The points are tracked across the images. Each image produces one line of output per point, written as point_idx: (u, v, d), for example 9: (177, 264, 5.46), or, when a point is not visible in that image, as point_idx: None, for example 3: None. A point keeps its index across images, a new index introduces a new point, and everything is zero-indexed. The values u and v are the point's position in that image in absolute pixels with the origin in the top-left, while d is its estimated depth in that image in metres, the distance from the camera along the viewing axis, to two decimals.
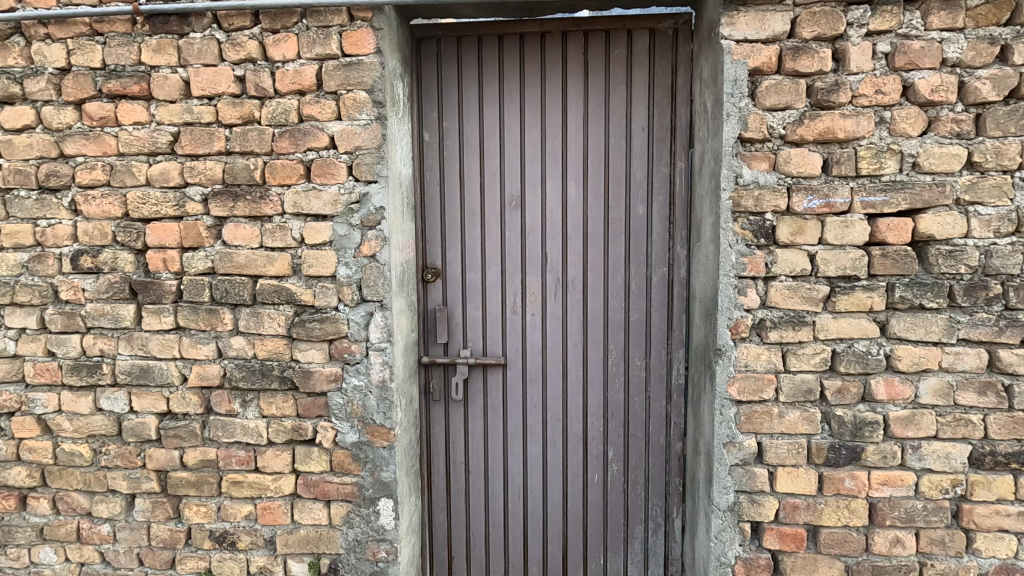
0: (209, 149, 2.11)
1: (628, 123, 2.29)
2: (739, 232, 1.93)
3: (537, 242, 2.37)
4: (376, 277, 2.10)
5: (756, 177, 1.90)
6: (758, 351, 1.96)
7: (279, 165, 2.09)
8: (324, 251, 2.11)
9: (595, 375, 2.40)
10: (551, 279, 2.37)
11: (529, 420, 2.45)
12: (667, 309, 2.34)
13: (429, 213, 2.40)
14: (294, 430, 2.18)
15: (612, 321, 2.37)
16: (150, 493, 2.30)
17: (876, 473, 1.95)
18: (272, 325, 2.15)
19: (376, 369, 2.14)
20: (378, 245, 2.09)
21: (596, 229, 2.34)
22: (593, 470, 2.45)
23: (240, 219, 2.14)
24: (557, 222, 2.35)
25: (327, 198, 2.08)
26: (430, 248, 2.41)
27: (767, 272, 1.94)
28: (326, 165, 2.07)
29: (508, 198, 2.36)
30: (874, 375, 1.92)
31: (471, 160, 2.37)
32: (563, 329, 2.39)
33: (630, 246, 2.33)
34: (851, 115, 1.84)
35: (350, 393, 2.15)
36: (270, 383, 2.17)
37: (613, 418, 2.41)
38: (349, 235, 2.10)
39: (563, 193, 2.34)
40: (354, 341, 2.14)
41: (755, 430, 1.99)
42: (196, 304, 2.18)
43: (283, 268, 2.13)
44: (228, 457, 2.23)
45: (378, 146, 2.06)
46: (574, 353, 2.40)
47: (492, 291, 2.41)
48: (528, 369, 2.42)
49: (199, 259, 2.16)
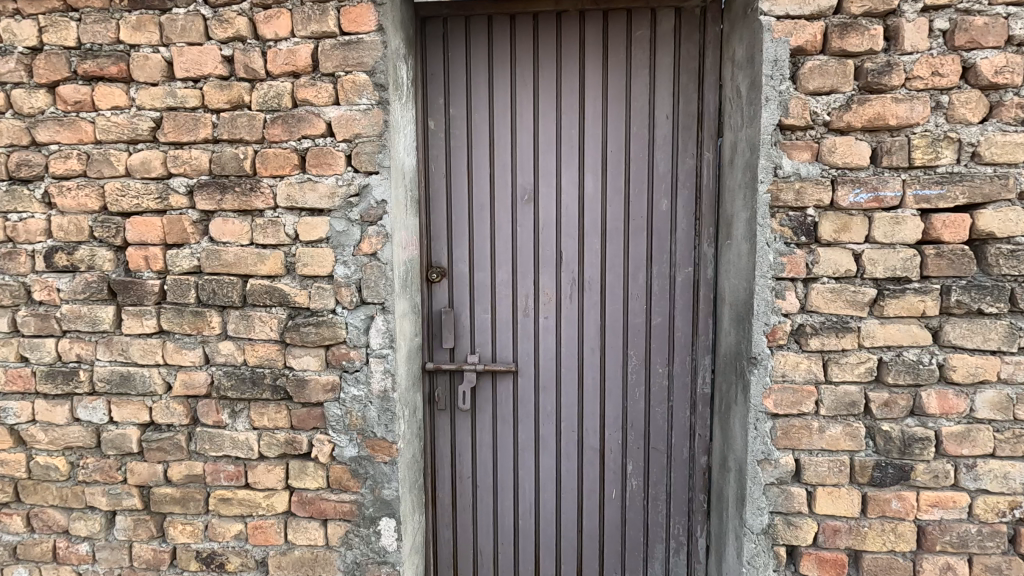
0: (194, 136, 1.93)
1: (651, 110, 2.11)
2: (777, 229, 1.75)
3: (551, 240, 2.19)
4: (377, 278, 1.91)
5: (797, 169, 1.73)
6: (797, 359, 1.78)
7: (271, 154, 1.91)
8: (321, 248, 1.93)
9: (614, 383, 2.22)
10: (566, 279, 2.20)
11: (542, 431, 2.27)
12: (692, 313, 2.16)
13: (434, 208, 2.22)
14: (287, 443, 2.01)
15: (632, 324, 2.19)
16: (131, 511, 2.12)
17: (926, 494, 1.77)
18: (263, 329, 1.98)
19: (377, 377, 1.95)
20: (379, 242, 1.91)
21: (616, 226, 2.16)
22: (611, 486, 2.27)
23: (228, 213, 1.96)
24: (574, 219, 2.17)
25: (323, 191, 1.90)
26: (436, 246, 2.24)
27: (807, 274, 1.76)
28: (323, 154, 1.89)
29: (519, 192, 2.19)
30: (925, 387, 1.75)
31: (480, 150, 2.19)
32: (579, 333, 2.22)
33: (652, 245, 2.15)
34: (905, 99, 1.66)
35: (349, 404, 1.97)
36: (261, 392, 1.99)
37: (633, 429, 2.23)
38: (348, 231, 1.91)
39: (580, 187, 2.16)
40: (352, 348, 1.95)
41: (792, 446, 1.81)
42: (180, 307, 2.00)
43: (276, 267, 1.95)
44: (216, 472, 2.05)
45: (380, 133, 1.87)
46: (592, 359, 2.22)
47: (503, 293, 2.23)
48: (541, 376, 2.25)
49: (184, 257, 1.98)
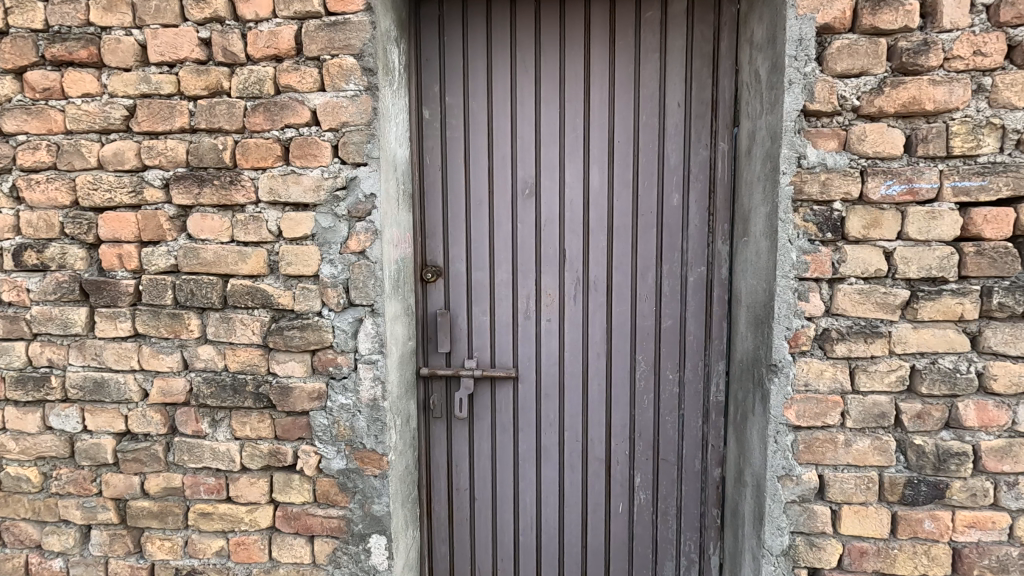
0: (169, 126, 1.79)
1: (661, 97, 1.96)
2: (800, 225, 1.61)
3: (554, 238, 2.05)
4: (366, 278, 1.77)
5: (823, 159, 1.58)
6: (821, 367, 1.64)
7: (252, 145, 1.77)
8: (306, 246, 1.79)
9: (621, 390, 2.08)
10: (570, 279, 2.05)
11: (544, 441, 2.14)
12: (705, 315, 2.01)
13: (429, 203, 2.08)
14: (271, 455, 1.87)
15: (641, 327, 2.05)
16: (106, 525, 1.99)
17: (963, 514, 1.62)
18: (245, 332, 1.84)
19: (366, 385, 1.81)
20: (368, 240, 1.77)
21: (623, 222, 2.01)
22: (618, 500, 2.13)
23: (207, 208, 1.82)
24: (578, 215, 2.03)
25: (308, 184, 1.76)
26: (431, 244, 2.10)
27: (833, 274, 1.61)
28: (307, 144, 1.75)
29: (520, 185, 2.04)
30: (962, 397, 1.60)
31: (478, 141, 2.05)
32: (584, 336, 2.07)
33: (662, 243, 2.01)
34: (943, 81, 1.51)
35: (336, 413, 1.84)
36: (243, 400, 1.86)
37: (642, 440, 2.09)
38: (335, 228, 1.78)
39: (585, 180, 2.02)
40: (340, 353, 1.82)
41: (816, 461, 1.67)
42: (156, 308, 1.87)
43: (258, 266, 1.82)
44: (196, 485, 1.93)
45: (368, 122, 1.73)
46: (597, 365, 2.08)
47: (502, 294, 2.09)
48: (543, 382, 2.11)
49: (160, 255, 1.85)
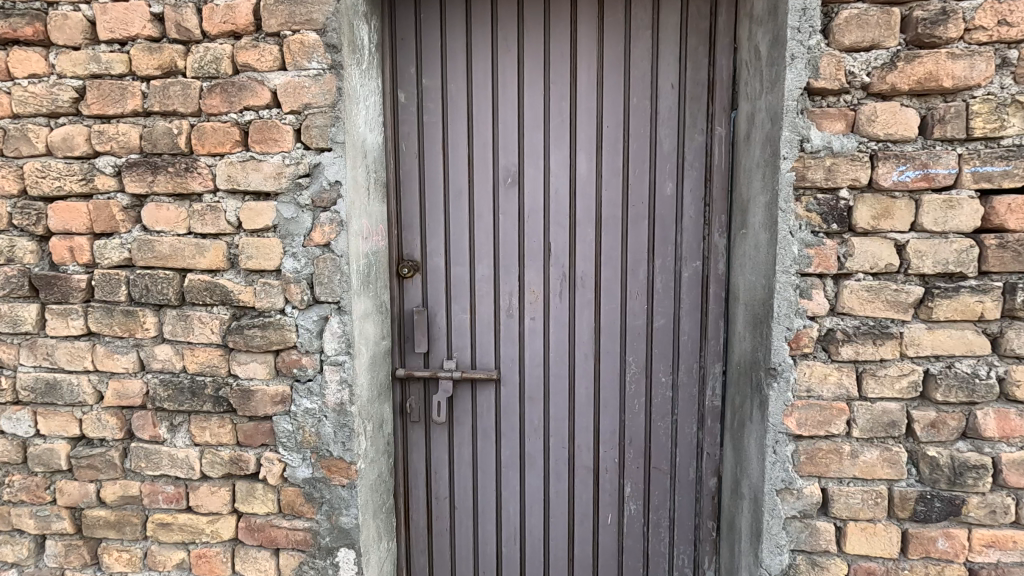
0: (121, 108, 1.66)
1: (653, 78, 1.82)
2: (803, 215, 1.46)
3: (538, 230, 1.91)
4: (331, 272, 1.64)
5: (829, 142, 1.43)
6: (825, 371, 1.50)
7: (209, 129, 1.64)
8: (267, 238, 1.66)
9: (610, 393, 1.94)
10: (555, 274, 1.92)
11: (528, 448, 2.00)
12: (700, 314, 1.87)
13: (405, 193, 1.95)
14: (232, 462, 1.75)
15: (631, 326, 1.91)
16: (61, 535, 1.87)
17: (980, 532, 1.48)
18: (203, 331, 1.72)
19: (332, 388, 1.68)
20: (333, 231, 1.64)
21: (613, 213, 1.87)
22: (607, 510, 1.99)
23: (162, 197, 1.70)
24: (564, 206, 1.89)
25: (269, 171, 1.63)
26: (407, 237, 1.96)
27: (839, 269, 1.47)
28: (268, 128, 1.62)
29: (502, 174, 1.90)
30: (981, 405, 1.45)
31: (457, 126, 1.91)
32: (570, 336, 1.94)
33: (655, 235, 1.86)
34: (964, 55, 1.36)
35: (301, 418, 1.71)
36: (202, 404, 1.74)
37: (632, 447, 1.95)
38: (298, 218, 1.65)
39: (571, 168, 1.88)
40: (304, 353, 1.69)
41: (818, 473, 1.52)
42: (110, 305, 1.75)
43: (216, 260, 1.69)
44: (154, 493, 1.80)
45: (333, 103, 1.60)
46: (584, 366, 1.94)
47: (483, 290, 1.95)
48: (527, 384, 1.97)
49: (113, 248, 1.72)
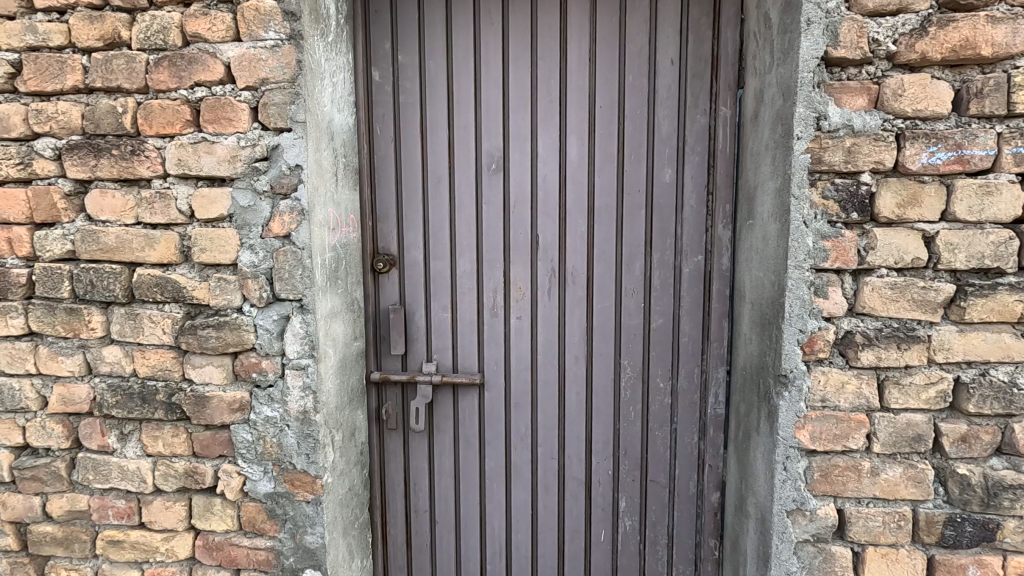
0: (60, 84, 1.50)
1: (651, 53, 1.65)
2: (819, 203, 1.29)
3: (525, 221, 1.74)
4: (292, 267, 1.48)
5: (848, 119, 1.26)
6: (842, 379, 1.33)
7: (157, 107, 1.48)
8: (222, 229, 1.50)
9: (604, 400, 1.78)
10: (544, 270, 1.75)
11: (514, 458, 1.84)
12: (702, 314, 1.70)
13: (380, 181, 1.78)
14: (187, 475, 1.60)
15: (626, 326, 1.74)
16: (4, 553, 1.71)
17: (1016, 560, 1.31)
18: (154, 331, 1.56)
19: (294, 394, 1.53)
20: (293, 221, 1.47)
21: (607, 202, 1.71)
22: (600, 527, 1.83)
23: (107, 184, 1.53)
24: (552, 195, 1.73)
25: (223, 153, 1.47)
26: (383, 229, 1.80)
27: (859, 264, 1.30)
28: (221, 106, 1.46)
29: (485, 159, 1.74)
30: (1018, 417, 1.28)
31: (436, 106, 1.74)
32: (560, 336, 1.77)
33: (652, 227, 1.70)
34: (1005, 19, 1.19)
35: (260, 427, 1.55)
36: (153, 411, 1.58)
37: (628, 459, 1.79)
38: (256, 207, 1.49)
39: (561, 153, 1.71)
40: (264, 356, 1.53)
41: (834, 493, 1.36)
42: (52, 302, 1.59)
43: (167, 253, 1.53)
44: (104, 508, 1.65)
45: (293, 78, 1.44)
46: (574, 371, 1.78)
47: (465, 287, 1.79)
48: (512, 389, 1.81)
49: (55, 239, 1.56)
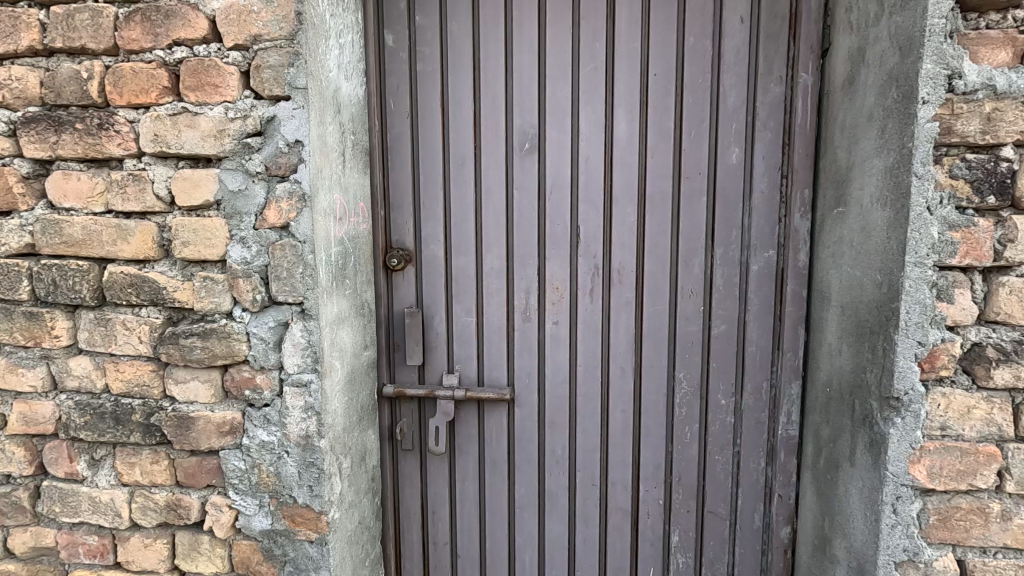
0: (14, 45, 1.25)
1: (716, 10, 1.39)
2: (946, 184, 1.03)
3: (563, 210, 1.49)
4: (290, 264, 1.23)
5: (990, 79, 1.00)
6: (968, 403, 1.08)
7: (129, 72, 1.23)
8: (208, 218, 1.25)
9: (654, 419, 1.53)
10: (585, 267, 1.50)
11: (549, 485, 1.60)
12: (772, 318, 1.45)
13: (394, 164, 1.54)
14: (170, 508, 1.35)
15: (683, 333, 1.49)
16: None
17: None
18: (129, 339, 1.31)
19: (295, 416, 1.28)
20: (292, 209, 1.22)
21: (660, 187, 1.45)
22: (648, 564, 1.59)
23: (72, 165, 1.29)
24: (595, 179, 1.48)
25: (206, 127, 1.21)
26: (397, 219, 1.56)
27: (995, 260, 1.04)
28: (205, 69, 1.20)
29: (517, 137, 1.49)
30: None
31: (460, 76, 1.49)
32: (604, 345, 1.52)
33: (715, 217, 1.44)
34: None
35: (255, 454, 1.31)
36: (129, 434, 1.34)
37: (682, 487, 1.54)
38: (247, 192, 1.23)
39: (607, 130, 1.46)
40: (259, 371, 1.29)
41: (954, 541, 1.11)
42: (9, 305, 1.34)
43: (143, 247, 1.28)
44: (73, 546, 1.40)
45: (292, 35, 1.19)
46: (620, 385, 1.53)
47: (493, 287, 1.54)
48: (548, 405, 1.56)
49: (11, 230, 1.31)
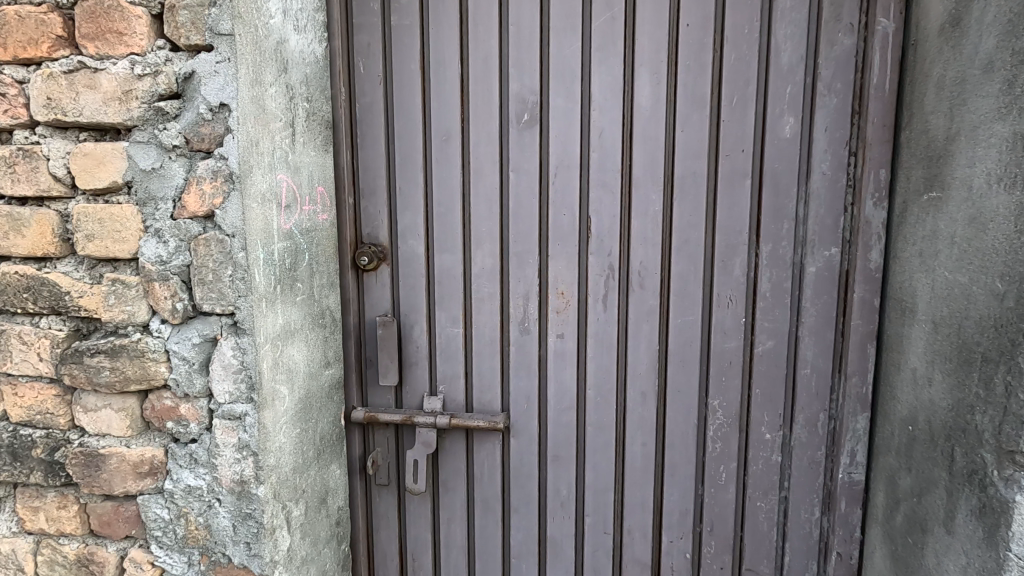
0: None
1: None
2: None
3: (570, 197, 1.21)
4: (217, 265, 0.96)
5: None
6: None
7: (15, 17, 0.96)
8: (117, 205, 0.98)
9: (682, 456, 1.24)
10: (597, 268, 1.22)
11: (551, 532, 1.31)
12: (833, 334, 1.15)
13: (364, 140, 1.26)
14: (82, 563, 1.09)
15: (719, 350, 1.19)
16: None
17: None
18: (27, 357, 1.04)
19: (227, 456, 1.02)
20: (218, 194, 0.95)
21: (693, 168, 1.16)
22: None
23: None
24: (611, 159, 1.19)
25: (108, 87, 0.94)
26: (368, 209, 1.28)
27: None
28: (106, 11, 0.93)
29: (514, 107, 1.21)
30: None
31: (444, 31, 1.21)
32: (620, 363, 1.24)
33: (763, 205, 1.14)
34: None
35: (181, 502, 1.05)
36: (29, 473, 1.07)
37: (715, 539, 1.25)
38: (163, 171, 0.96)
39: (626, 97, 1.17)
40: (183, 399, 1.02)
41: None
42: None
43: (42, 242, 1.00)
44: None
45: None
46: (639, 413, 1.24)
47: (484, 292, 1.26)
48: (550, 435, 1.28)
49: None
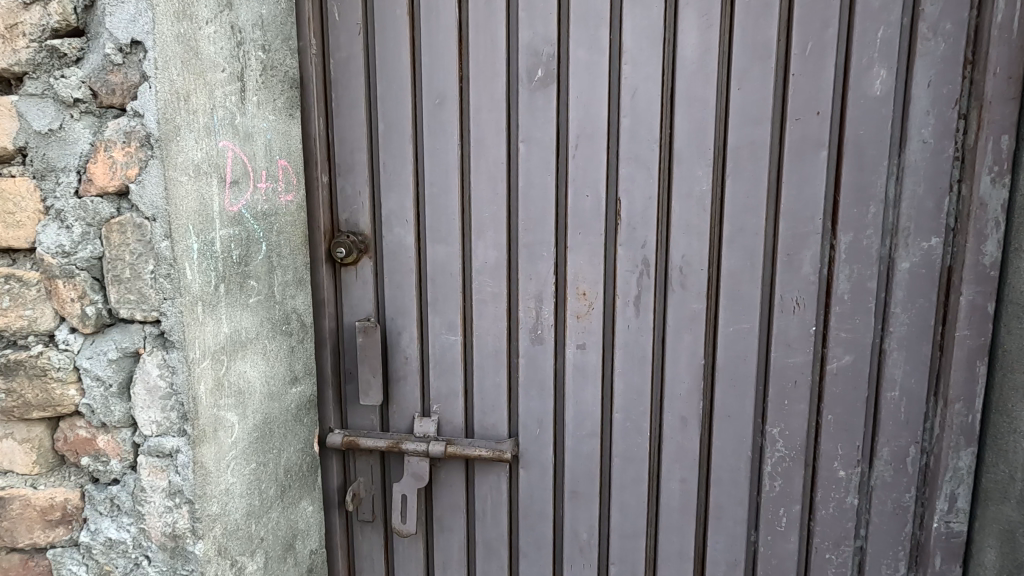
0: None
1: None
2: None
3: (595, 174, 0.97)
4: (136, 258, 0.73)
5: None
6: None
7: None
8: (7, 179, 0.74)
9: (730, 495, 1.00)
10: (629, 263, 0.98)
11: None
12: (929, 348, 0.91)
13: (339, 105, 1.03)
14: None
15: (782, 365, 0.95)
16: None
17: None
18: None
19: (157, 503, 0.79)
20: (133, 165, 0.72)
21: (752, 136, 0.91)
22: None
23: None
24: (646, 125, 0.94)
25: None
26: (346, 189, 1.05)
27: None
28: None
29: (524, 61, 0.97)
30: None
31: None
32: (654, 380, 1.00)
33: (843, 183, 0.90)
34: None
35: (101, 559, 0.82)
36: None
37: None
38: (64, 134, 0.73)
39: (666, 47, 0.93)
40: (100, 429, 0.80)
41: None
42: None
43: None
44: None
45: None
46: (679, 443, 1.00)
47: (487, 292, 1.03)
48: (568, 468, 1.05)
49: None
